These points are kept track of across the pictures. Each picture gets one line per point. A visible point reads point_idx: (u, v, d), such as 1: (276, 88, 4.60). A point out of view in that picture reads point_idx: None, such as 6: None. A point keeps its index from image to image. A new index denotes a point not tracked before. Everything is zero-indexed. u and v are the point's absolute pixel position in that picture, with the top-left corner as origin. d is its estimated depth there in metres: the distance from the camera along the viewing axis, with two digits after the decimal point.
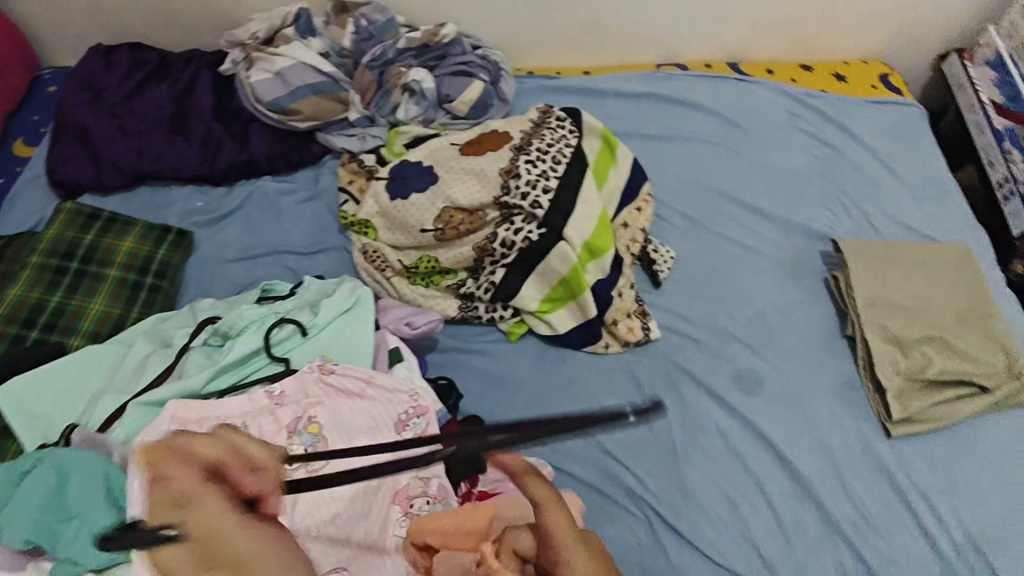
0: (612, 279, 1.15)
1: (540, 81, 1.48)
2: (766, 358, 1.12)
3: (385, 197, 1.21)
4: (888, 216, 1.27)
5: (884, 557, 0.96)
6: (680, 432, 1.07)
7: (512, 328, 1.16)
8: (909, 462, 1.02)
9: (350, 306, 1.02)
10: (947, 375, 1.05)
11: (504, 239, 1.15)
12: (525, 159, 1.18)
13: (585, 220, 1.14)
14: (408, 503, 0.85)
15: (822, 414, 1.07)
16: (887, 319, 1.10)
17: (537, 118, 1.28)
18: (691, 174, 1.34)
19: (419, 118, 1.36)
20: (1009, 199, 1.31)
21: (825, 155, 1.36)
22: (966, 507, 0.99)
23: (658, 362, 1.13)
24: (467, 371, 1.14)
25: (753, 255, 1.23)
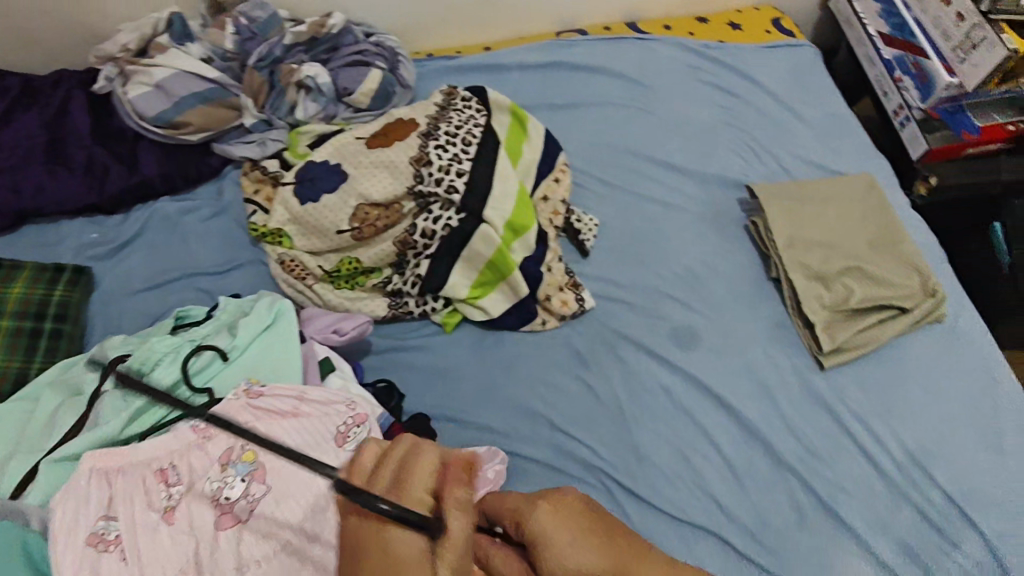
0: (539, 255, 1.14)
1: (441, 62, 1.43)
2: (700, 311, 1.14)
3: (295, 202, 1.15)
4: (797, 155, 1.30)
5: (833, 485, 0.99)
6: (626, 397, 1.07)
7: (446, 318, 1.13)
8: (844, 390, 1.06)
9: (269, 322, 0.97)
10: (869, 302, 1.09)
11: (424, 229, 1.11)
12: (434, 145, 1.15)
13: (504, 199, 1.12)
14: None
15: (759, 357, 1.09)
16: (807, 256, 1.13)
17: (442, 101, 1.24)
18: (604, 138, 1.34)
19: (320, 115, 1.30)
20: (905, 125, 1.36)
21: (730, 104, 1.38)
22: (902, 425, 1.03)
23: (595, 331, 1.13)
24: (407, 369, 1.11)
25: (675, 211, 1.24)
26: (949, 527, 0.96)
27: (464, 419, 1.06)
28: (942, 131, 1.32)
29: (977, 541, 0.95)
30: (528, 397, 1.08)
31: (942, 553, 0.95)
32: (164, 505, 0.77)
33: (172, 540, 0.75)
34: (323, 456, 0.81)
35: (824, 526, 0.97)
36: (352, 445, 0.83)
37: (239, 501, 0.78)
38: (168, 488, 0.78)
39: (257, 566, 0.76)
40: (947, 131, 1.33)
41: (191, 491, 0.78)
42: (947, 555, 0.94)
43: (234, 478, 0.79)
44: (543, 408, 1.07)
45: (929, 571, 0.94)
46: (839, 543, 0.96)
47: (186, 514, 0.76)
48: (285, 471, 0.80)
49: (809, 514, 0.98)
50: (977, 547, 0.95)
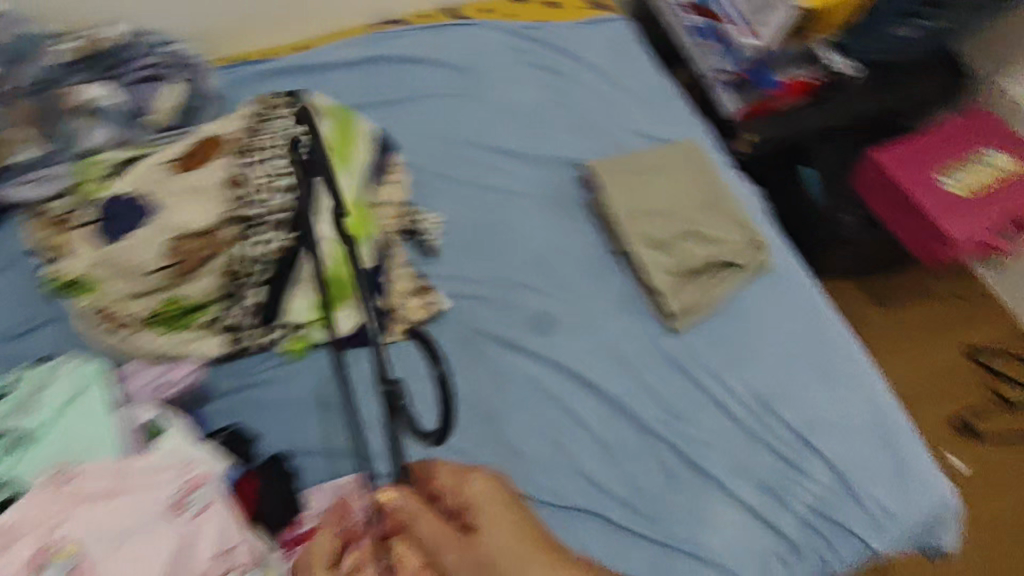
0: (382, 264, 1.10)
1: (250, 66, 1.31)
2: (554, 295, 1.14)
3: (96, 242, 1.02)
4: (626, 127, 1.33)
5: (695, 442, 1.04)
6: (493, 394, 1.05)
7: (294, 346, 1.06)
8: (694, 349, 1.11)
9: (76, 390, 0.85)
10: (705, 262, 1.14)
11: (253, 255, 1.03)
12: (250, 163, 1.07)
13: (333, 212, 1.07)
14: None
15: (614, 331, 1.12)
16: (647, 226, 1.16)
17: (259, 109, 1.15)
18: (436, 130, 1.29)
19: (115, 141, 1.14)
20: (718, 88, 1.44)
21: (557, 82, 1.37)
22: (748, 372, 1.09)
23: (453, 332, 1.10)
24: (258, 409, 1.03)
25: (517, 197, 1.23)
26: (799, 459, 1.04)
27: None
28: (750, 90, 1.41)
29: (823, 466, 1.04)
30: (392, 413, 1.03)
31: (795, 484, 1.02)
32: None
33: None
34: (157, 535, 0.72)
35: (691, 481, 1.01)
36: (192, 514, 0.75)
37: None
38: None
39: None
40: (755, 90, 1.41)
41: None
42: (799, 484, 1.02)
43: None
44: (410, 421, 1.03)
45: (785, 502, 1.01)
46: (707, 495, 1.01)
47: None
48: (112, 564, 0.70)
49: (678, 474, 1.02)
50: (823, 472, 1.03)
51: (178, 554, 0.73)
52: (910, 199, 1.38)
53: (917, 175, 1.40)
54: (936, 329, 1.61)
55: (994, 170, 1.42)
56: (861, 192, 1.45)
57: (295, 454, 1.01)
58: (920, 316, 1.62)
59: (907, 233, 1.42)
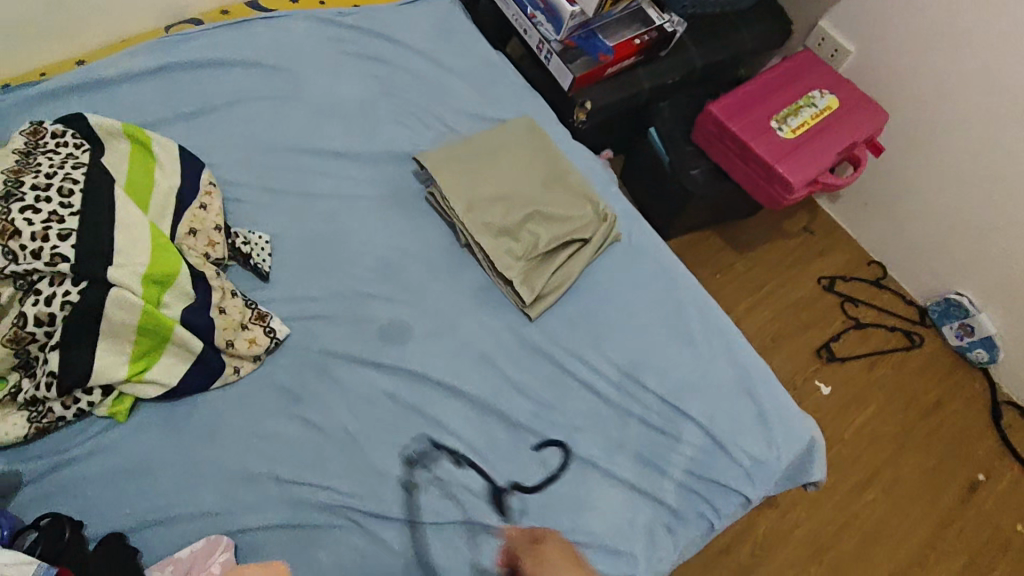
0: (202, 300, 0.97)
1: (16, 92, 1.13)
2: (405, 302, 1.07)
3: None
4: (460, 111, 1.27)
5: (568, 428, 1.02)
6: (351, 417, 0.98)
7: (113, 409, 0.93)
8: (555, 332, 1.08)
9: None
10: (554, 242, 1.11)
11: (37, 315, 0.88)
12: (19, 207, 0.91)
13: (134, 250, 0.93)
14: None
15: (472, 329, 1.07)
16: (488, 215, 1.11)
17: (26, 144, 0.99)
18: (254, 139, 1.17)
19: None
20: (549, 59, 1.38)
21: (380, 71, 1.28)
22: (610, 346, 1.08)
23: (297, 358, 1.01)
24: (82, 487, 0.90)
25: (352, 201, 1.14)
26: (669, 424, 1.04)
27: (169, 515, 0.89)
28: (581, 58, 1.37)
29: (692, 427, 1.05)
30: (240, 460, 0.93)
31: (668, 449, 1.03)
32: None
33: None
34: None
35: (568, 469, 0.99)
36: None
37: None
38: None
39: None
40: (586, 57, 1.37)
41: None
42: (670, 449, 1.03)
43: None
44: (260, 465, 0.93)
45: (661, 470, 1.02)
46: (586, 478, 0.99)
47: None
48: None
49: (556, 465, 0.99)
50: (694, 433, 1.04)
51: None
52: (745, 148, 1.40)
53: (745, 123, 1.42)
54: (790, 264, 1.68)
55: (817, 109, 1.48)
56: (701, 145, 1.48)
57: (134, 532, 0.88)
58: (776, 254, 1.69)
59: (748, 181, 1.45)
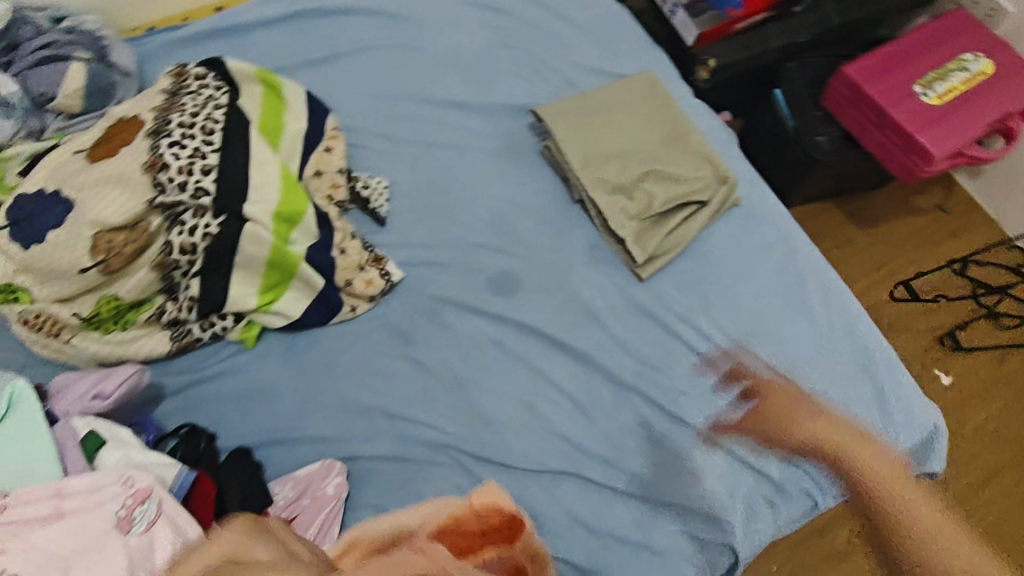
0: (326, 240, 1.02)
1: (166, 36, 1.20)
2: (516, 253, 1.08)
3: (16, 247, 0.95)
4: (579, 65, 1.24)
5: (673, 392, 1.00)
6: (458, 361, 1.01)
7: (244, 334, 1.00)
8: (666, 294, 1.06)
9: (4, 411, 0.77)
10: (669, 203, 1.08)
11: (182, 244, 0.95)
12: (168, 143, 0.97)
13: (265, 187, 0.98)
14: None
15: (581, 286, 1.06)
16: (604, 171, 1.10)
17: (172, 85, 1.06)
18: (377, 87, 1.20)
19: (23, 132, 1.06)
20: (675, 13, 1.35)
21: (500, 21, 1.27)
22: (722, 313, 1.05)
23: (409, 300, 1.04)
24: (215, 403, 0.97)
25: (467, 151, 1.15)
26: (778, 398, 1.01)
27: (290, 438, 0.95)
28: (708, 12, 1.33)
29: (802, 402, 1.01)
30: (355, 392, 0.98)
31: (774, 423, 1.00)
32: None
33: None
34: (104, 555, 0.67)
35: (670, 432, 0.98)
36: (142, 527, 0.70)
37: None
38: None
39: None
40: (714, 12, 1.33)
41: None
42: (778, 424, 0.99)
43: None
44: (373, 399, 0.98)
45: (766, 443, 0.98)
46: (687, 444, 0.98)
47: None
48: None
49: (656, 427, 0.98)
50: (805, 409, 1.00)
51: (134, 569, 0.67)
52: (881, 114, 1.30)
53: (883, 87, 1.32)
54: (917, 244, 1.56)
55: (968, 74, 1.34)
56: (831, 110, 1.39)
57: (258, 448, 0.95)
58: (903, 233, 1.57)
59: (881, 149, 1.35)
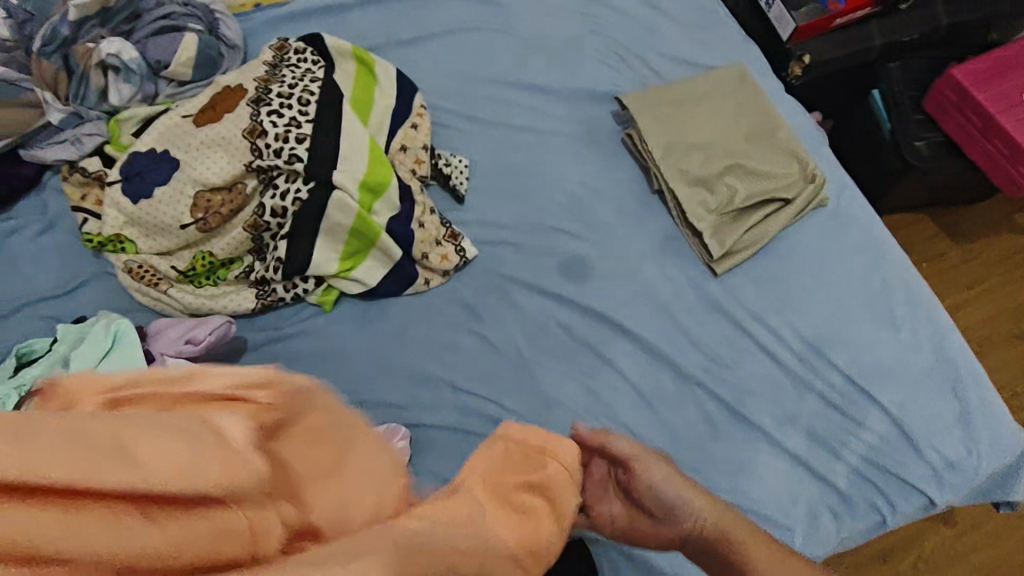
0: (406, 212, 1.04)
1: (271, 11, 1.26)
2: (590, 239, 1.08)
3: (127, 201, 1.04)
4: (667, 56, 1.23)
5: (739, 389, 0.98)
6: (524, 340, 1.02)
7: (322, 298, 1.04)
8: (740, 291, 1.04)
9: (110, 348, 0.84)
10: (750, 199, 1.06)
11: (273, 207, 1.01)
12: (267, 111, 1.03)
13: (354, 158, 1.02)
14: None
15: (653, 277, 1.05)
16: (685, 162, 1.08)
17: (273, 58, 1.12)
18: (464, 69, 1.22)
19: (138, 97, 1.13)
20: (771, 5, 1.31)
21: (590, 9, 1.27)
22: (798, 314, 1.02)
23: (481, 278, 1.06)
24: (292, 361, 1.01)
25: (548, 136, 1.16)
26: (852, 407, 0.97)
27: (359, 400, 0.99)
28: (808, 6, 1.29)
29: (879, 414, 0.96)
30: (424, 361, 1.01)
31: (846, 433, 0.96)
32: None
33: None
34: None
35: (734, 430, 0.96)
36: None
37: None
38: None
39: None
40: (814, 5, 1.29)
41: None
42: (850, 433, 0.95)
43: None
44: (440, 370, 1.00)
45: (836, 452, 0.95)
46: (751, 444, 0.95)
47: None
48: None
49: (719, 424, 0.97)
50: (879, 421, 0.96)
51: None
52: (988, 121, 1.23)
53: (991, 93, 1.25)
54: (1015, 264, 1.47)
55: None
56: (932, 114, 1.32)
57: None
58: (1000, 250, 1.47)
59: (985, 158, 1.27)
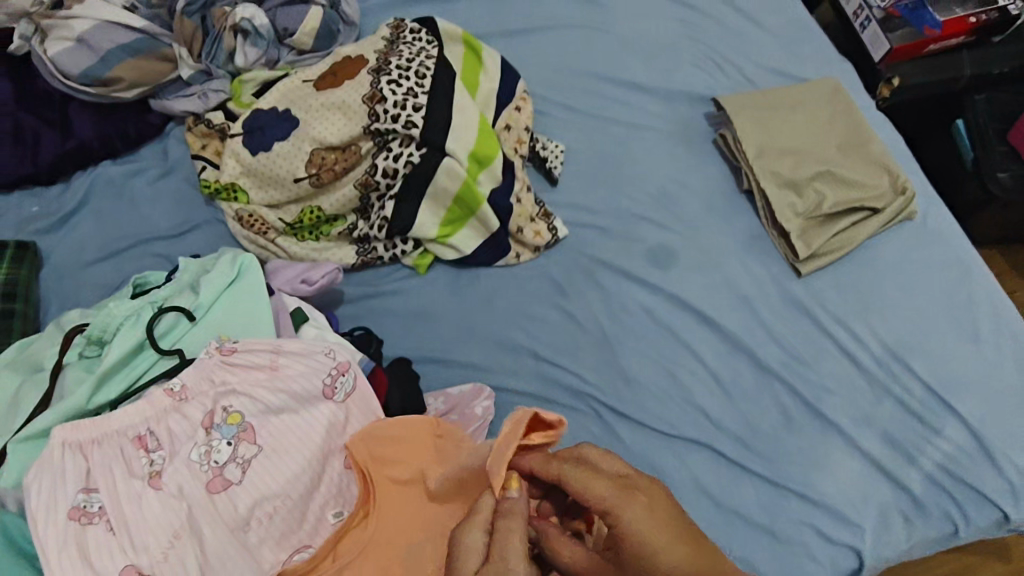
0: (507, 186, 1.09)
1: None
2: (677, 231, 1.12)
3: (247, 153, 1.11)
4: (762, 66, 1.27)
5: (817, 387, 1.00)
6: (608, 319, 1.05)
7: (418, 260, 1.09)
8: (823, 293, 1.06)
9: (236, 275, 0.89)
10: (841, 205, 1.09)
11: (386, 168, 1.06)
12: (387, 80, 1.09)
13: (463, 129, 1.08)
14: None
15: (737, 271, 1.08)
16: (777, 165, 1.12)
17: (389, 35, 1.18)
18: (565, 62, 1.28)
19: (262, 60, 1.20)
20: (866, 26, 1.35)
21: (688, 17, 1.32)
22: (879, 320, 1.04)
23: (569, 256, 1.10)
24: (385, 315, 1.06)
25: (642, 131, 1.21)
26: (931, 416, 0.98)
27: (446, 358, 1.03)
28: (903, 30, 1.32)
29: (957, 425, 0.97)
30: (509, 330, 1.05)
31: (924, 440, 0.97)
32: (147, 472, 0.74)
33: (164, 506, 0.72)
34: (316, 413, 0.80)
35: (810, 425, 0.98)
36: (342, 396, 0.82)
37: (228, 465, 0.75)
38: (148, 455, 0.75)
39: (263, 521, 0.75)
40: (909, 29, 1.33)
41: (174, 457, 0.75)
42: (928, 442, 0.96)
43: (219, 441, 0.76)
44: (526, 340, 1.04)
45: (912, 458, 0.95)
46: (827, 441, 0.97)
47: (171, 480, 0.73)
48: (276, 431, 0.78)
49: (796, 418, 0.98)
50: (957, 431, 0.97)
51: (330, 430, 0.80)
52: None
53: None
54: None
55: None
56: (1017, 146, 1.30)
57: (416, 363, 1.03)
58: None
59: None
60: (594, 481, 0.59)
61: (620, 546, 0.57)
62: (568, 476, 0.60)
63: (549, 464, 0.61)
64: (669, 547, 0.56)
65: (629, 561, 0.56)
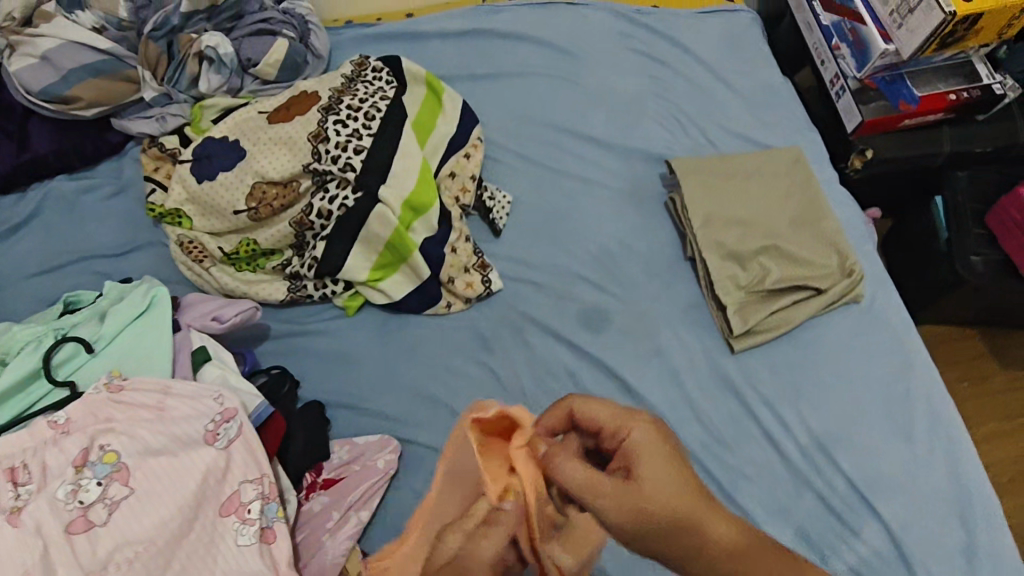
0: (442, 234, 1.09)
1: (359, 30, 1.35)
2: (614, 294, 1.09)
3: (192, 180, 1.10)
4: (726, 129, 1.24)
5: (734, 472, 0.96)
6: (531, 381, 1.03)
7: (347, 302, 1.09)
8: (755, 372, 1.03)
9: (146, 306, 0.90)
10: (784, 282, 1.05)
11: (320, 209, 1.06)
12: (334, 120, 1.08)
13: (402, 176, 1.07)
14: (244, 512, 0.80)
15: (669, 342, 1.05)
16: (722, 235, 1.08)
17: (351, 73, 1.17)
18: (526, 110, 1.27)
19: (224, 88, 1.21)
20: (840, 95, 1.31)
21: (658, 73, 1.30)
22: (811, 407, 1.00)
23: (499, 311, 1.08)
24: (307, 355, 1.06)
25: (593, 186, 1.19)
26: (851, 515, 0.93)
27: (360, 405, 1.02)
28: (878, 102, 1.28)
29: (878, 527, 0.92)
30: (428, 382, 1.03)
31: (840, 541, 0.92)
32: (10, 506, 0.73)
33: (19, 543, 0.71)
34: (195, 456, 0.79)
35: None
36: (224, 442, 0.82)
37: (95, 505, 0.75)
38: (16, 488, 0.74)
39: (121, 566, 0.72)
40: (885, 102, 1.28)
41: (40, 493, 0.74)
42: (844, 543, 0.92)
43: (90, 480, 0.76)
44: (443, 394, 1.02)
45: (825, 559, 0.91)
46: None
47: (32, 517, 0.73)
48: (151, 473, 0.77)
49: None
50: (877, 534, 0.92)
51: (207, 476, 0.79)
52: None
53: None
54: None
55: None
56: (993, 230, 1.24)
57: (330, 407, 1.02)
58: None
59: None
60: (598, 405, 0.59)
61: (629, 461, 0.57)
62: (576, 407, 0.60)
63: (558, 404, 0.61)
64: (666, 460, 0.57)
65: (643, 475, 0.56)
